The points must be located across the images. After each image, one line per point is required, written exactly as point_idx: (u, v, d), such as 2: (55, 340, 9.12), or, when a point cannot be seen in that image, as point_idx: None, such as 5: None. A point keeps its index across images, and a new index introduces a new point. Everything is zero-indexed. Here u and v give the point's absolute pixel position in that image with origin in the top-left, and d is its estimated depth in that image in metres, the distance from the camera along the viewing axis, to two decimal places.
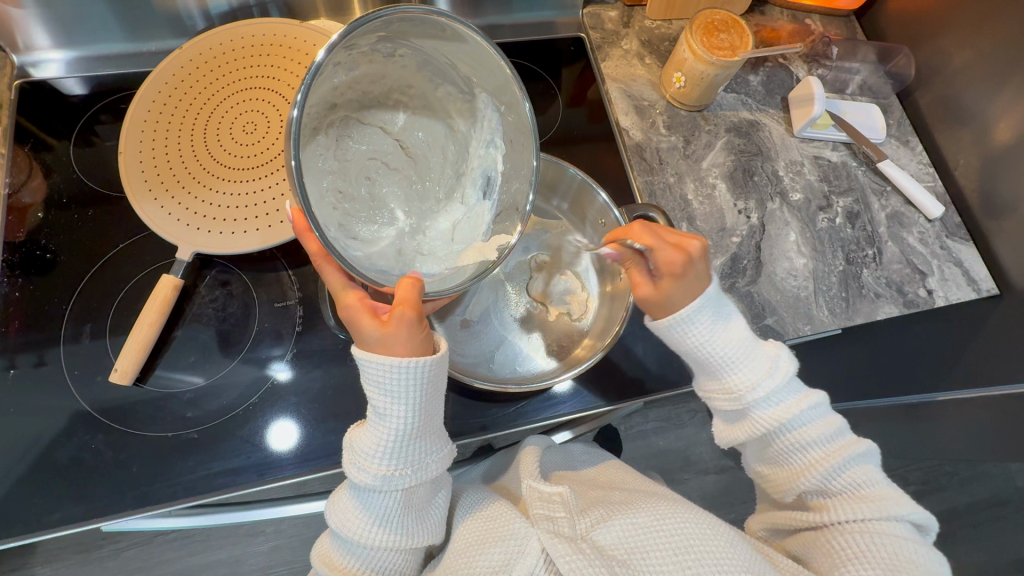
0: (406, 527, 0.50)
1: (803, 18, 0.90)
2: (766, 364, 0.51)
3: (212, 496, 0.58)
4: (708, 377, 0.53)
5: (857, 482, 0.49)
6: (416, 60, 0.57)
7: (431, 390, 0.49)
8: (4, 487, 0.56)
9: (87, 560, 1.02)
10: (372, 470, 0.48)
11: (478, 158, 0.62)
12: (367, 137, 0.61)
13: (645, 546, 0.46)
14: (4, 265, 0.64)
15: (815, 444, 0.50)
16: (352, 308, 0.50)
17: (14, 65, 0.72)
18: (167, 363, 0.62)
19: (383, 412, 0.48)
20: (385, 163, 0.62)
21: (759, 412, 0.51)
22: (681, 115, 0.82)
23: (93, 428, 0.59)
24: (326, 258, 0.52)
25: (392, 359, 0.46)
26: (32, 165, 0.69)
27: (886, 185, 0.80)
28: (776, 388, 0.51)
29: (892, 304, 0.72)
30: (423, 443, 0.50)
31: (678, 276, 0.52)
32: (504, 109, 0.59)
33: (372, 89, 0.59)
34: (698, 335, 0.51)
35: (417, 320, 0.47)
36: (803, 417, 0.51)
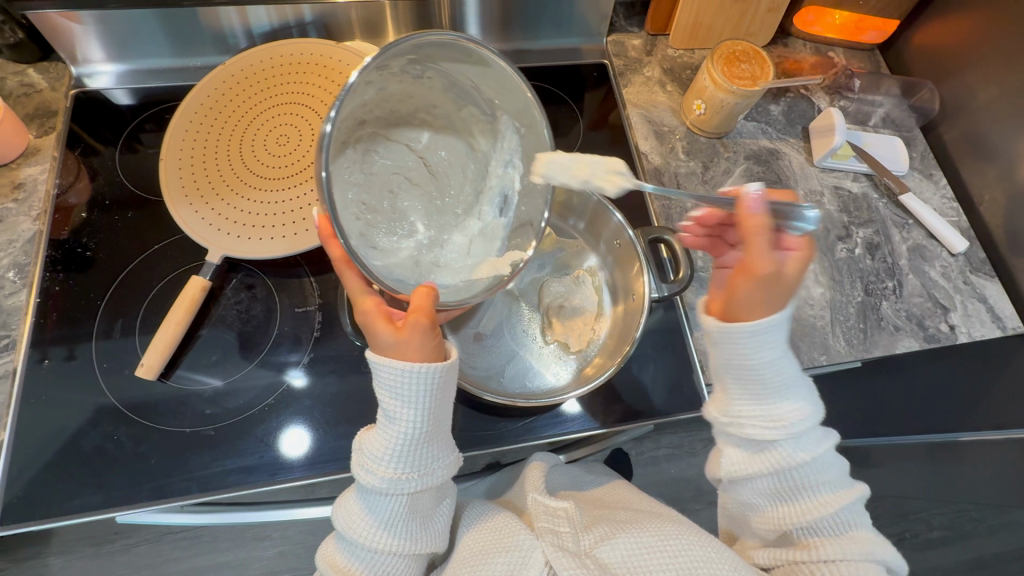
0: (409, 533, 0.51)
1: (826, 51, 0.91)
2: (807, 405, 0.52)
3: (224, 493, 0.59)
4: (751, 403, 0.52)
5: (851, 531, 0.49)
6: (442, 82, 0.60)
7: (441, 398, 0.50)
8: (20, 474, 0.58)
9: (97, 555, 1.05)
10: (381, 473, 0.49)
11: (496, 176, 0.65)
12: (393, 154, 0.64)
13: (647, 564, 0.46)
14: (47, 260, 0.67)
15: (820, 487, 0.51)
16: (370, 313, 0.51)
17: (72, 76, 0.78)
18: (190, 361, 0.65)
19: (393, 415, 0.49)
20: (408, 178, 0.65)
21: (780, 443, 0.51)
22: (701, 141, 0.83)
23: (117, 420, 0.61)
24: (348, 264, 0.53)
25: (405, 364, 0.47)
26: (80, 168, 0.73)
27: (908, 218, 0.80)
28: (808, 430, 0.51)
29: (912, 338, 0.71)
30: (432, 449, 0.50)
31: (813, 259, 0.52)
32: (524, 130, 0.62)
33: (399, 108, 0.63)
34: (767, 350, 0.51)
35: (430, 326, 0.49)
36: (822, 462, 0.51)
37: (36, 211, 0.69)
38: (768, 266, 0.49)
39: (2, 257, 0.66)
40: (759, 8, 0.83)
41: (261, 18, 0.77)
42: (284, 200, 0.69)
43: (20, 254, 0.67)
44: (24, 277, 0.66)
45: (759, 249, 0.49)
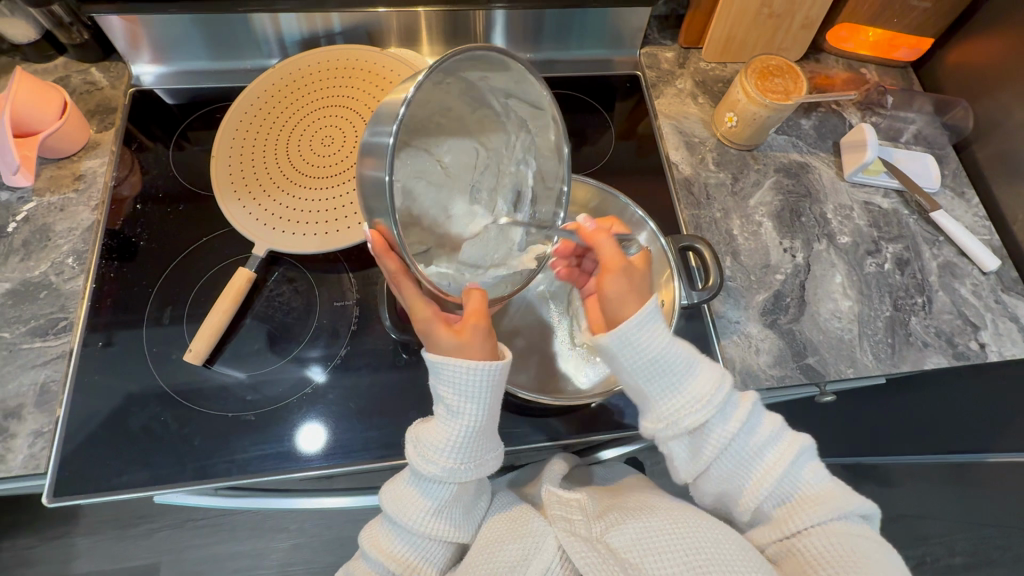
0: (457, 520, 0.54)
1: (859, 67, 0.92)
2: (715, 370, 0.52)
3: (261, 477, 0.62)
4: (667, 397, 0.52)
5: (808, 484, 0.50)
6: (460, 87, 0.57)
7: (500, 395, 0.53)
8: (71, 449, 0.61)
9: (123, 537, 1.08)
10: (443, 464, 0.51)
11: (511, 175, 0.64)
12: (413, 162, 0.58)
13: (656, 549, 0.47)
14: (103, 248, 0.71)
15: (765, 449, 0.51)
16: (428, 320, 0.53)
17: (131, 75, 0.82)
18: (234, 349, 0.68)
19: (456, 411, 0.51)
20: (428, 182, 0.59)
21: (712, 427, 0.51)
22: (731, 153, 0.84)
23: (164, 402, 0.64)
24: (405, 275, 0.54)
25: (473, 363, 0.50)
26: (136, 162, 0.77)
27: (939, 235, 0.80)
28: (729, 397, 0.51)
29: (940, 355, 0.71)
30: (486, 443, 0.53)
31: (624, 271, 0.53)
32: (536, 128, 0.63)
33: (421, 114, 0.58)
34: (653, 335, 0.51)
35: (490, 330, 0.51)
36: (753, 419, 0.52)
37: (94, 201, 0.73)
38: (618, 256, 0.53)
39: (63, 244, 0.70)
40: (793, 23, 0.84)
41: (291, 28, 0.80)
42: (327, 198, 0.72)
43: (79, 241, 0.71)
44: (82, 263, 0.69)
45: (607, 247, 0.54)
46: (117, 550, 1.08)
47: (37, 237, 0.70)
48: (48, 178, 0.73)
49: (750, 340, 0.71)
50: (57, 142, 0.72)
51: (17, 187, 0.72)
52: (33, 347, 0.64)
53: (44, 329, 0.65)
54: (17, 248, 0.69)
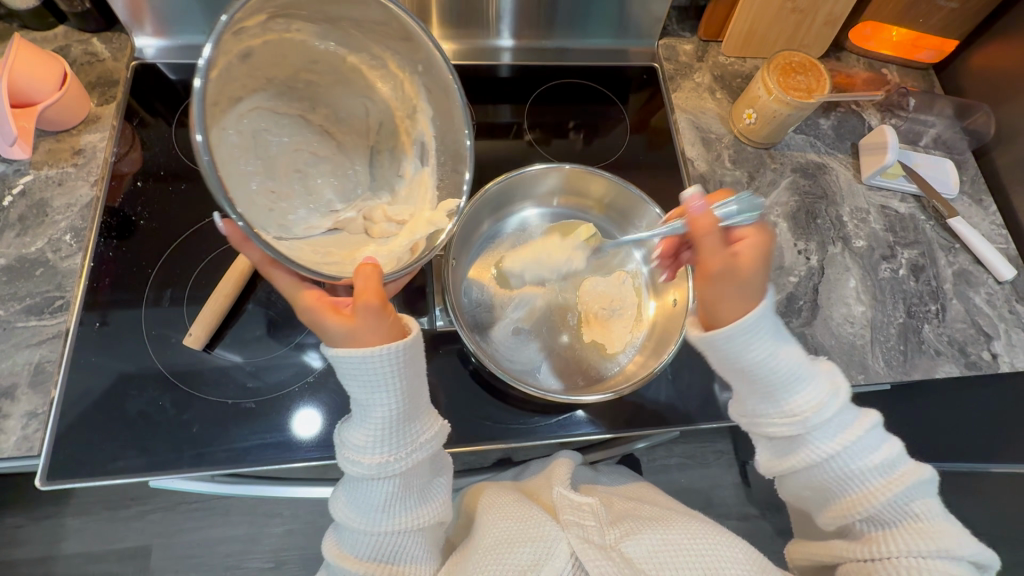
0: (409, 509, 0.52)
1: (880, 67, 0.90)
2: (827, 384, 0.49)
3: (261, 466, 0.60)
4: (766, 404, 0.50)
5: (915, 515, 0.48)
6: (314, 31, 0.56)
7: (408, 375, 0.49)
8: (64, 432, 0.59)
9: (114, 518, 1.07)
10: (368, 461, 0.49)
11: (409, 126, 0.62)
12: (286, 128, 0.58)
13: (673, 561, 0.48)
14: (102, 226, 0.68)
15: (874, 472, 0.48)
16: (311, 309, 0.49)
17: (133, 48, 0.79)
18: (234, 334, 0.66)
19: (367, 404, 0.48)
20: (313, 151, 0.60)
21: (815, 440, 0.49)
22: (748, 151, 0.82)
23: (163, 387, 0.62)
24: (275, 263, 0.52)
25: (363, 350, 0.46)
26: (136, 139, 0.74)
27: (955, 242, 0.78)
28: (837, 413, 0.49)
29: (953, 364, 0.70)
30: (410, 426, 0.50)
31: (732, 278, 0.47)
32: (422, 69, 0.59)
33: (277, 70, 0.56)
34: (759, 347, 0.47)
35: (381, 308, 0.47)
36: (869, 440, 0.49)
37: (94, 177, 0.71)
38: (725, 265, 0.47)
39: (60, 220, 0.68)
40: (816, 20, 0.82)
41: None
42: None
43: (77, 218, 0.68)
44: (80, 240, 0.67)
45: (712, 249, 0.48)
46: (107, 532, 1.07)
47: (34, 212, 0.68)
48: (46, 151, 0.71)
49: None
50: (55, 114, 0.69)
51: (14, 159, 0.69)
52: (28, 325, 0.62)
53: (40, 307, 0.63)
54: (13, 223, 0.67)
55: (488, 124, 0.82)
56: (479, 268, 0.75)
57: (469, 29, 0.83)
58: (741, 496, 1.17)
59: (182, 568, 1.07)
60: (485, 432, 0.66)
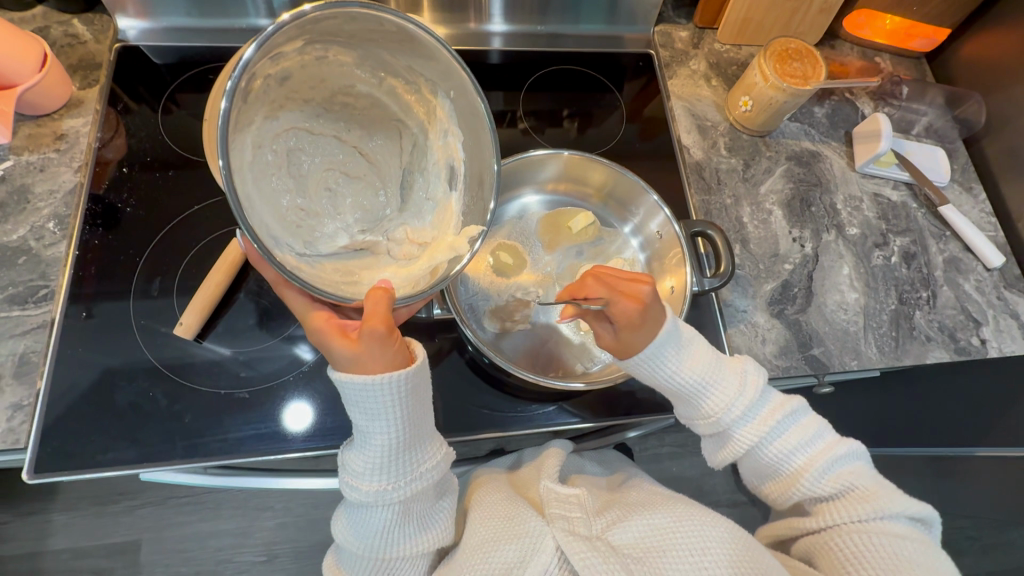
0: (408, 535, 0.52)
1: (873, 56, 0.90)
2: (734, 381, 0.54)
3: (255, 456, 0.59)
4: (689, 409, 0.55)
5: (847, 484, 0.51)
6: (352, 57, 0.56)
7: (411, 406, 0.48)
8: (51, 424, 0.57)
9: (101, 514, 1.05)
10: (366, 488, 0.49)
11: (438, 150, 0.61)
12: (320, 147, 0.60)
13: (661, 544, 0.48)
14: (87, 213, 0.66)
15: (799, 451, 0.53)
16: (322, 329, 0.50)
17: (117, 30, 0.76)
18: (226, 323, 0.65)
19: (367, 432, 0.48)
20: (345, 172, 0.61)
21: (739, 432, 0.53)
22: (743, 139, 0.82)
23: (153, 378, 0.61)
24: (288, 285, 0.54)
25: (365, 378, 0.46)
26: (120, 124, 0.72)
27: (946, 229, 0.79)
28: (749, 405, 0.53)
29: (943, 349, 0.71)
30: (412, 455, 0.50)
31: (636, 326, 0.52)
32: (453, 94, 0.57)
33: (315, 93, 0.57)
34: (667, 363, 0.53)
35: (387, 335, 0.46)
36: (785, 422, 0.53)
37: (77, 162, 0.69)
38: (627, 316, 0.52)
39: (43, 207, 0.66)
40: (811, 8, 0.82)
41: None
42: None
43: (61, 205, 0.66)
44: (64, 228, 0.65)
45: (613, 302, 0.52)
46: (95, 527, 1.05)
47: (15, 199, 0.65)
48: (26, 136, 0.69)
49: (756, 330, 0.70)
50: (36, 97, 0.67)
51: None
52: (11, 315, 0.60)
53: (23, 297, 0.62)
54: None
55: None
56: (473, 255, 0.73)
57: (463, 14, 0.82)
58: (732, 484, 1.18)
59: (174, 562, 1.06)
60: (481, 420, 0.65)
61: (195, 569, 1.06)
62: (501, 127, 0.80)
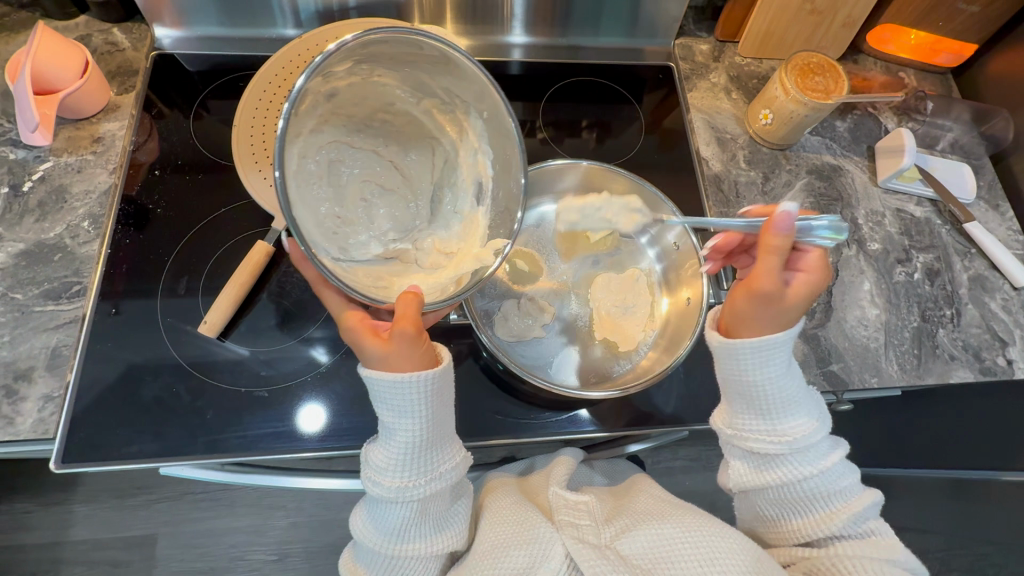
0: (424, 534, 0.52)
1: (897, 71, 0.90)
2: (816, 415, 0.52)
3: (272, 454, 0.61)
4: (755, 418, 0.52)
5: (870, 530, 0.50)
6: (395, 78, 0.57)
7: (437, 403, 0.50)
8: (79, 416, 0.59)
9: (121, 506, 1.08)
10: (387, 482, 0.50)
11: (468, 167, 0.62)
12: (359, 160, 0.61)
13: (670, 555, 0.48)
14: (120, 214, 0.69)
15: (836, 493, 0.52)
16: (355, 329, 0.51)
17: (153, 38, 0.79)
18: (248, 322, 0.67)
19: (394, 426, 0.49)
20: (380, 184, 0.62)
21: (791, 456, 0.52)
22: (763, 152, 0.82)
23: (177, 374, 0.63)
24: (326, 285, 0.55)
25: (395, 375, 0.48)
26: (154, 128, 0.75)
27: (971, 246, 0.78)
28: (810, 435, 0.52)
29: (967, 369, 0.70)
30: (435, 452, 0.51)
31: (769, 297, 0.49)
32: (487, 116, 0.58)
33: (357, 109, 0.59)
34: (770, 368, 0.51)
35: (416, 336, 0.48)
36: (832, 466, 0.52)
37: (112, 164, 0.71)
38: (770, 283, 0.49)
39: (79, 206, 0.69)
40: (833, 22, 0.82)
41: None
42: None
43: (96, 205, 0.69)
44: (98, 227, 0.68)
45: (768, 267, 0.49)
46: (114, 520, 1.08)
47: (53, 198, 0.68)
48: (66, 138, 0.71)
49: None
50: (77, 102, 0.70)
51: (34, 146, 0.70)
52: (45, 310, 0.63)
53: (57, 292, 0.64)
54: (32, 209, 0.67)
55: None
56: None
57: (485, 25, 0.84)
58: None
59: (188, 557, 1.08)
60: (493, 426, 0.66)
61: (208, 565, 1.08)
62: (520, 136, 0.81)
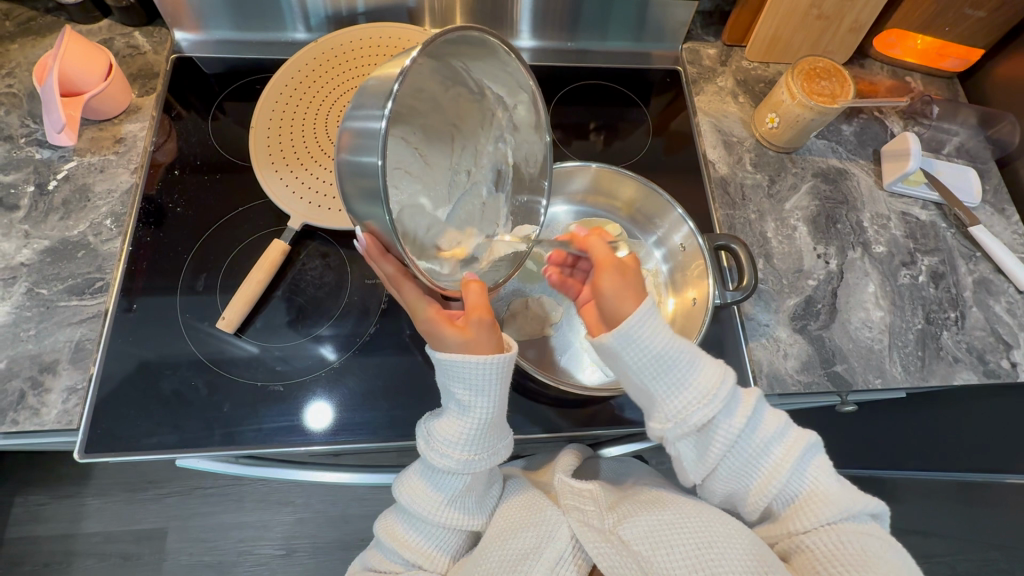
0: (470, 508, 0.55)
1: (903, 75, 0.90)
2: (719, 370, 0.51)
3: (285, 447, 0.62)
4: (673, 394, 0.51)
5: (814, 478, 0.51)
6: (433, 64, 0.51)
7: (508, 386, 0.53)
8: (101, 408, 0.61)
9: (134, 500, 1.10)
10: (455, 456, 0.52)
11: (488, 156, 0.62)
12: (392, 150, 0.52)
13: (667, 540, 0.48)
14: (141, 212, 0.71)
15: (772, 443, 0.51)
16: (432, 319, 0.52)
17: (173, 42, 0.82)
18: (264, 319, 0.69)
19: (469, 404, 0.51)
20: (406, 174, 0.54)
21: (721, 422, 0.50)
22: (769, 155, 0.83)
23: (195, 368, 0.65)
24: (405, 277, 0.54)
25: (479, 357, 0.50)
26: (173, 130, 0.77)
27: (976, 250, 0.78)
28: (733, 394, 0.51)
29: (971, 371, 0.70)
30: (498, 432, 0.54)
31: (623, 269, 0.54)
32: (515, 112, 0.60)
33: (400, 100, 0.51)
34: (655, 327, 0.50)
35: (494, 323, 0.50)
36: (759, 418, 0.52)
37: (134, 164, 0.73)
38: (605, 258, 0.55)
39: (101, 205, 0.71)
40: (840, 27, 0.83)
41: (324, 3, 0.79)
42: None
43: (117, 204, 0.71)
44: (120, 225, 0.70)
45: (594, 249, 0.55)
46: (127, 513, 1.10)
47: (77, 197, 0.70)
48: (89, 138, 0.74)
49: (779, 344, 0.70)
50: (100, 104, 0.72)
51: (59, 146, 0.72)
52: (69, 305, 0.65)
53: (80, 288, 0.66)
54: (57, 207, 0.69)
55: None
56: None
57: (497, 30, 0.85)
58: None
59: (196, 551, 1.10)
60: None
61: (216, 559, 1.09)
62: None
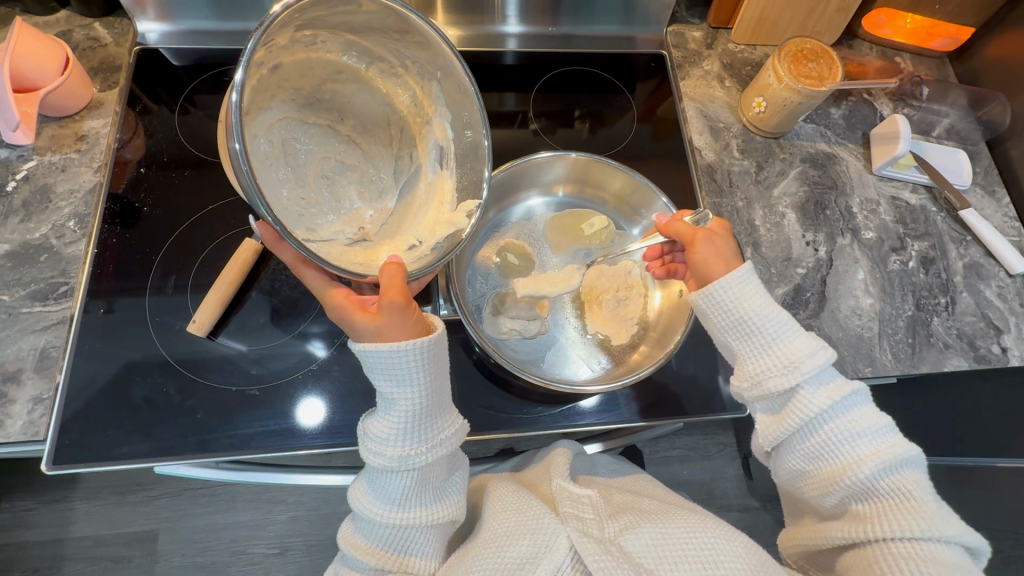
0: (427, 503, 0.51)
1: (893, 56, 0.88)
2: (811, 338, 0.50)
3: (262, 453, 0.61)
4: (760, 355, 0.50)
5: (904, 489, 0.46)
6: (338, 41, 0.57)
7: (434, 370, 0.49)
8: (68, 418, 0.59)
9: (122, 503, 1.08)
10: (388, 453, 0.49)
11: (427, 133, 0.62)
12: (316, 137, 0.60)
13: (672, 556, 0.47)
14: (106, 213, 0.68)
15: (863, 436, 0.48)
16: (340, 303, 0.51)
17: (135, 33, 0.78)
18: (237, 322, 0.66)
19: (390, 396, 0.49)
20: (340, 160, 0.61)
21: (808, 391, 0.49)
22: (756, 140, 0.81)
23: (166, 374, 0.62)
24: (307, 263, 0.55)
25: (391, 345, 0.47)
26: (138, 125, 0.74)
27: (966, 234, 0.77)
28: (824, 367, 0.49)
29: (961, 357, 0.69)
30: (433, 421, 0.50)
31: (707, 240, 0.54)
32: (443, 77, 0.59)
33: (309, 83, 0.58)
34: (751, 298, 0.50)
35: (406, 305, 0.48)
36: (850, 402, 0.49)
37: (97, 163, 0.70)
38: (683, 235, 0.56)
39: (64, 206, 0.68)
40: (828, 6, 0.81)
41: None
42: None
43: (81, 205, 0.68)
44: (84, 227, 0.67)
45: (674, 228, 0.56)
46: (115, 516, 1.08)
47: (37, 198, 0.67)
48: (49, 137, 0.71)
49: None
50: (59, 99, 0.69)
51: (17, 145, 0.69)
52: (32, 311, 0.62)
53: (45, 293, 0.63)
54: (17, 209, 0.67)
55: (493, 112, 0.81)
56: (480, 255, 0.74)
57: (476, 16, 0.82)
58: (744, 488, 1.16)
59: (188, 552, 1.08)
60: (486, 421, 0.65)
61: (210, 559, 1.08)
62: (512, 127, 0.80)
